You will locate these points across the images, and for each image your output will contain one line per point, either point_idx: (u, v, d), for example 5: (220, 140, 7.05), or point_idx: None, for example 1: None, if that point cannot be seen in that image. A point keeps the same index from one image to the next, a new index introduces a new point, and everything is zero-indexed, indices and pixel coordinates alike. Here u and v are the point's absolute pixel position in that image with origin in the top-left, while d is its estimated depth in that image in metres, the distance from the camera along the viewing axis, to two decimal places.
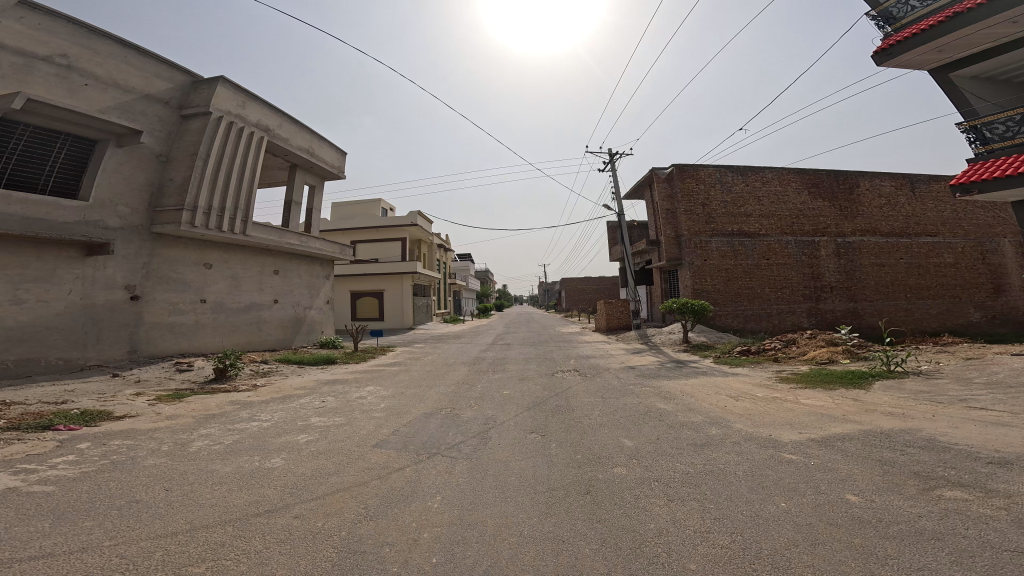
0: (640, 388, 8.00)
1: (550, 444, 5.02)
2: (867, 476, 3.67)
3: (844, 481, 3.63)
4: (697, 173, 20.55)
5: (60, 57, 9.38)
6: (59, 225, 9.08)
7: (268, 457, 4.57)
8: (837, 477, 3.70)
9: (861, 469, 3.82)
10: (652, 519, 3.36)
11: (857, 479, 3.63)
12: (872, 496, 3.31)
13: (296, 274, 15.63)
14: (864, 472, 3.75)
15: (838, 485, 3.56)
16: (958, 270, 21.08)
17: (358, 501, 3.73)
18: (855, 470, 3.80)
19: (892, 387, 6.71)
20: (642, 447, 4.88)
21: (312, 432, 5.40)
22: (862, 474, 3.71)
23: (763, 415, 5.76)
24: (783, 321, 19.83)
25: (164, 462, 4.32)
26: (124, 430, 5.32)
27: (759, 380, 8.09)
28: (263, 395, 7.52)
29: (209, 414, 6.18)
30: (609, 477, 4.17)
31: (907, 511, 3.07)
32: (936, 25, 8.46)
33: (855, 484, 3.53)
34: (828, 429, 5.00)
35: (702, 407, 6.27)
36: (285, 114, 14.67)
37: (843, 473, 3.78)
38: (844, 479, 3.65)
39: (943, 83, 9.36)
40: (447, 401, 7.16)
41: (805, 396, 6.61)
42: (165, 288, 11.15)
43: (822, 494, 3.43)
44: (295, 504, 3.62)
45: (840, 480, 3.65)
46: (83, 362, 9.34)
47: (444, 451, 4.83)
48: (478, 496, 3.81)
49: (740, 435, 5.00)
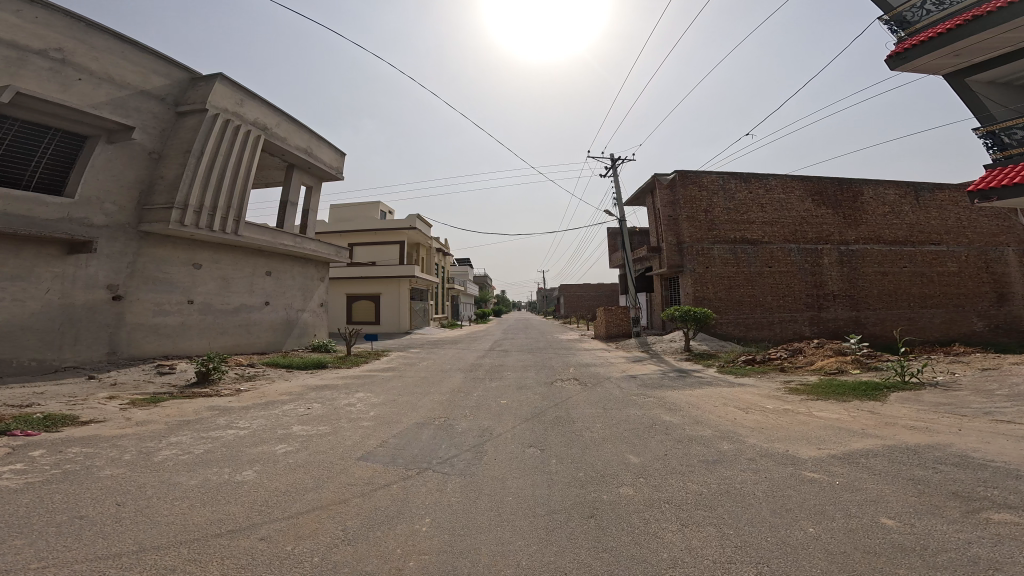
0: (643, 399, 7.62)
1: (550, 461, 4.63)
2: (900, 497, 3.32)
3: (875, 503, 3.29)
4: (700, 179, 20.34)
5: (55, 50, 9.09)
6: (38, 222, 8.70)
7: (239, 470, 4.18)
8: (867, 499, 3.34)
9: (893, 489, 3.48)
10: (664, 547, 3.01)
11: (891, 501, 3.27)
12: (911, 520, 2.98)
13: (288, 275, 15.20)
14: (897, 493, 3.40)
15: (870, 507, 3.23)
16: (962, 278, 20.88)
17: (336, 521, 3.36)
18: (887, 490, 3.45)
19: (910, 399, 6.36)
20: (648, 465, 4.51)
21: (292, 442, 5.02)
22: (896, 495, 3.36)
23: (777, 429, 5.38)
24: (786, 329, 19.52)
25: (123, 473, 3.93)
26: (86, 436, 4.93)
27: (767, 391, 7.73)
28: (245, 400, 7.13)
29: (185, 420, 5.79)
30: (614, 498, 3.81)
31: (953, 537, 2.72)
32: (952, 30, 8.27)
33: (889, 507, 3.20)
34: (847, 444, 4.65)
35: (711, 420, 5.90)
36: (283, 112, 14.34)
37: (874, 494, 3.41)
38: (875, 501, 3.30)
39: (958, 88, 9.16)
40: (440, 410, 6.76)
41: (818, 408, 6.24)
42: (150, 289, 10.74)
43: (853, 519, 3.09)
44: (263, 524, 3.24)
45: (869, 501, 3.30)
46: (58, 364, 8.91)
47: (434, 466, 4.47)
48: (471, 518, 3.45)
49: (755, 451, 4.65)
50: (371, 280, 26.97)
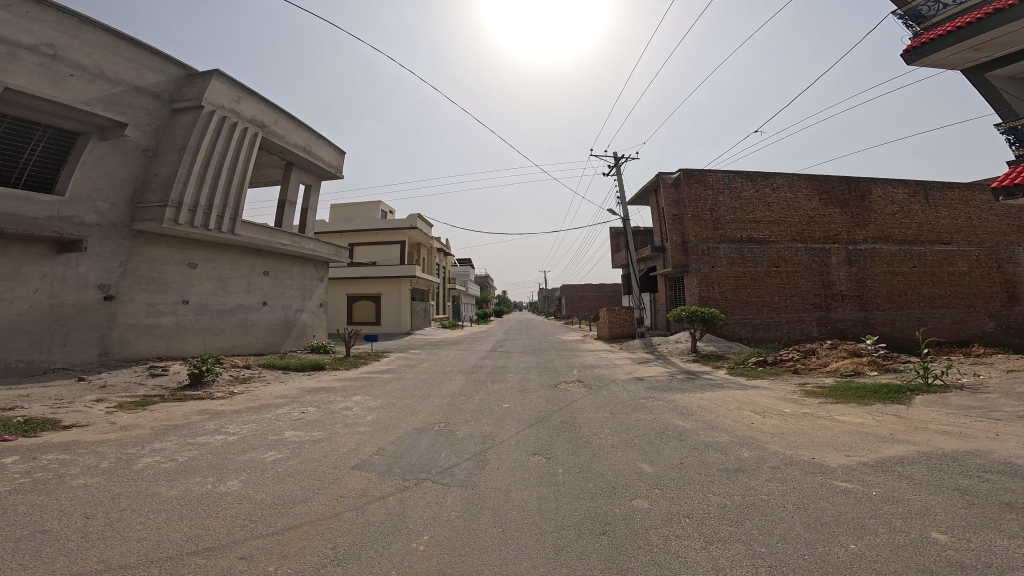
0: (652, 402, 7.28)
1: (556, 470, 4.31)
2: (948, 508, 3.17)
3: (921, 515, 3.13)
4: (705, 178, 20.03)
5: (46, 46, 8.83)
6: (27, 221, 8.45)
7: (224, 479, 3.88)
8: (912, 511, 3.20)
9: (938, 500, 3.31)
10: (688, 568, 2.71)
11: (938, 513, 3.13)
12: (967, 535, 2.81)
13: (287, 276, 14.94)
14: (943, 504, 3.24)
15: (916, 520, 3.08)
16: (973, 278, 20.48)
17: (325, 538, 3.07)
18: (932, 502, 3.29)
19: (936, 402, 6.05)
20: (663, 474, 4.21)
21: (283, 449, 4.74)
22: (942, 506, 3.21)
23: (799, 435, 5.06)
24: (794, 330, 19.16)
25: (99, 483, 3.64)
26: (66, 442, 4.65)
27: (783, 394, 7.41)
28: (238, 403, 6.87)
29: (173, 425, 5.51)
30: (628, 512, 3.51)
31: (1016, 553, 2.55)
32: (970, 24, 7.98)
33: (938, 519, 3.04)
34: (878, 451, 4.37)
35: (727, 425, 5.60)
36: (281, 109, 14.07)
37: (918, 506, 3.26)
38: (921, 514, 3.15)
39: (978, 84, 8.84)
40: (440, 415, 6.45)
41: (839, 412, 5.92)
42: (143, 288, 10.46)
43: (900, 535, 2.93)
44: (245, 541, 2.95)
45: (915, 512, 3.19)
46: (47, 365, 8.64)
47: (434, 476, 4.17)
48: (473, 536, 3.15)
49: (779, 459, 4.36)
50: (372, 280, 26.71)
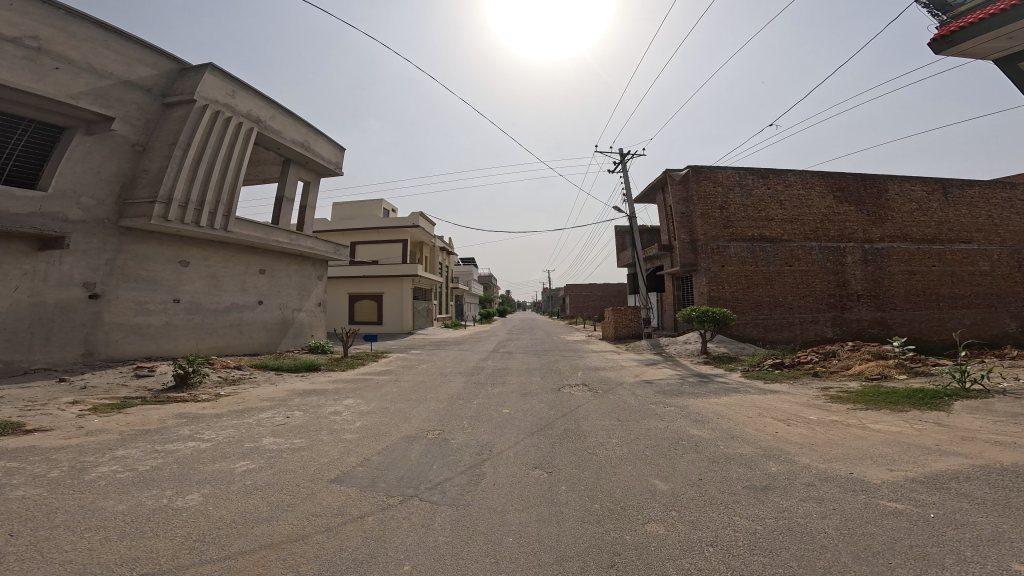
0: (663, 408, 6.77)
1: (558, 487, 3.84)
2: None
3: (996, 544, 2.65)
4: (715, 175, 19.43)
5: (30, 38, 8.51)
6: (7, 216, 8.13)
7: (184, 495, 3.47)
8: (983, 537, 2.73)
9: (1011, 525, 2.84)
10: None
11: (1017, 542, 2.65)
12: None
13: (285, 274, 14.56)
14: (1019, 530, 2.77)
15: (990, 551, 2.60)
16: (994, 278, 19.76)
17: (287, 565, 2.64)
18: (1004, 527, 2.82)
19: (978, 408, 5.53)
20: (680, 493, 3.71)
21: (257, 458, 4.32)
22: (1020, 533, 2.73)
23: (831, 446, 4.56)
24: (807, 331, 18.52)
25: (41, 495, 3.24)
26: (22, 448, 4.26)
27: (805, 399, 6.88)
28: (222, 406, 6.46)
29: (145, 430, 5.11)
30: (641, 540, 3.02)
31: None
32: (1007, 10, 7.43)
33: (1018, 550, 2.57)
34: (926, 465, 3.86)
35: (748, 434, 5.10)
36: (277, 105, 13.68)
37: (989, 531, 2.79)
38: (997, 542, 2.67)
39: (1014, 73, 8.23)
40: (435, 421, 6.00)
41: (872, 420, 5.38)
42: (131, 287, 10.12)
43: (974, 569, 2.44)
44: (188, 569, 2.50)
45: (986, 540, 2.70)
46: (27, 365, 8.32)
47: (421, 493, 3.70)
48: (459, 567, 2.69)
49: (812, 475, 3.86)
50: (374, 279, 26.35)
